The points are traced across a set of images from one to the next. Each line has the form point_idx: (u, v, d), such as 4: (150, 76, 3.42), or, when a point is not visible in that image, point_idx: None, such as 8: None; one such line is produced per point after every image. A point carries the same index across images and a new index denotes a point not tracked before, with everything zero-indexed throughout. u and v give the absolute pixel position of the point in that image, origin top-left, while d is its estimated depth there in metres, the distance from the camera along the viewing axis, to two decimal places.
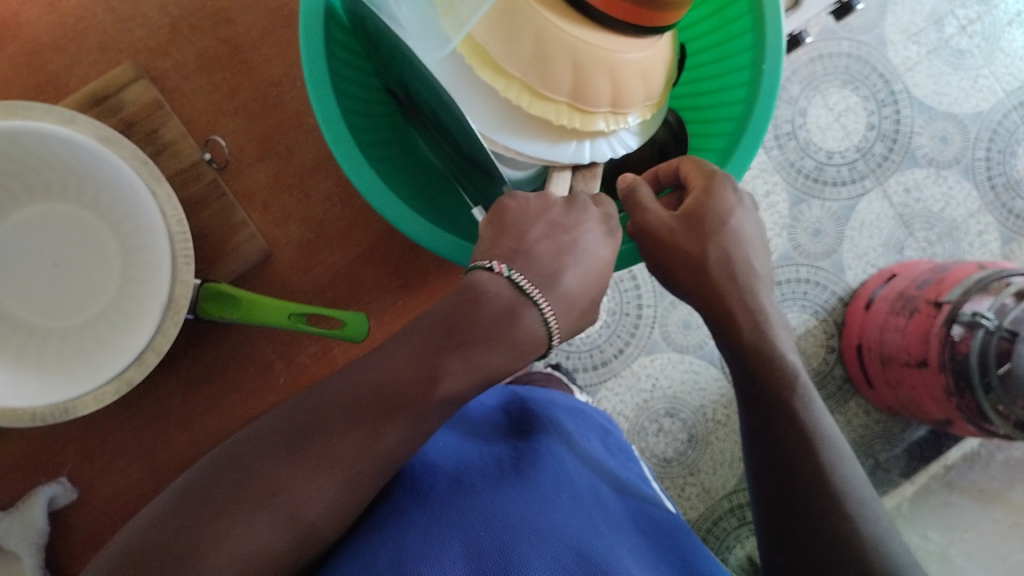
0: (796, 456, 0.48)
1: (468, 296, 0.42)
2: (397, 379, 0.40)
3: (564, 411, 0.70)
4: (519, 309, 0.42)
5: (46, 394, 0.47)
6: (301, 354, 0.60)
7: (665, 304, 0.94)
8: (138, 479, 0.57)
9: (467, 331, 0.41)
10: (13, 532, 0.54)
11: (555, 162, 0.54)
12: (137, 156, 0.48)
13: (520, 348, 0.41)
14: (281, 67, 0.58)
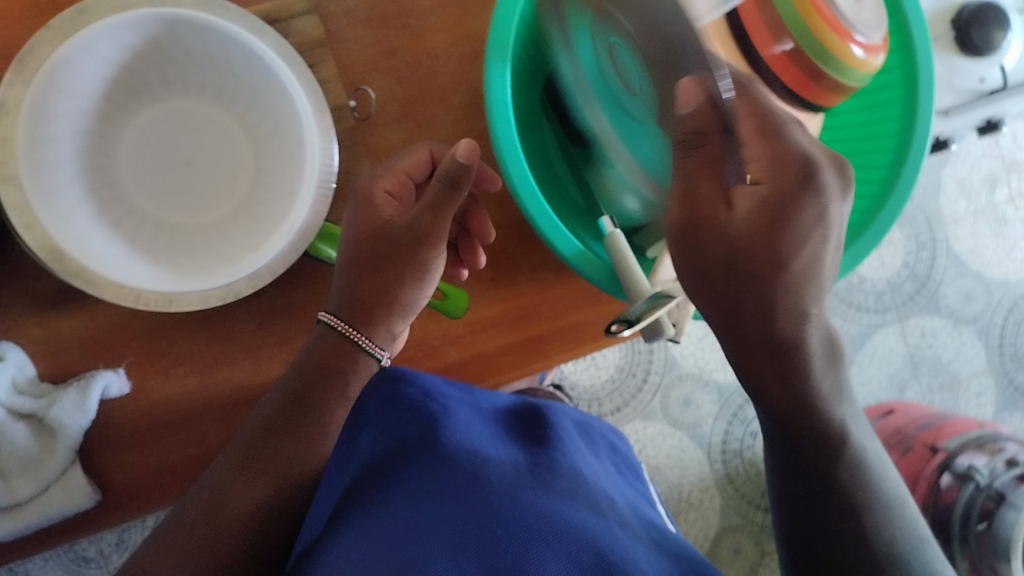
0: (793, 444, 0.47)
1: (321, 344, 0.53)
2: (284, 397, 0.51)
3: (577, 429, 0.68)
4: (340, 346, 0.53)
5: (157, 284, 0.49)
6: None
7: (670, 376, 1.14)
8: (191, 391, 0.57)
9: (320, 356, 0.53)
10: (61, 408, 0.53)
11: None
12: (310, 85, 0.50)
13: (352, 360, 0.54)
14: (441, 42, 0.60)
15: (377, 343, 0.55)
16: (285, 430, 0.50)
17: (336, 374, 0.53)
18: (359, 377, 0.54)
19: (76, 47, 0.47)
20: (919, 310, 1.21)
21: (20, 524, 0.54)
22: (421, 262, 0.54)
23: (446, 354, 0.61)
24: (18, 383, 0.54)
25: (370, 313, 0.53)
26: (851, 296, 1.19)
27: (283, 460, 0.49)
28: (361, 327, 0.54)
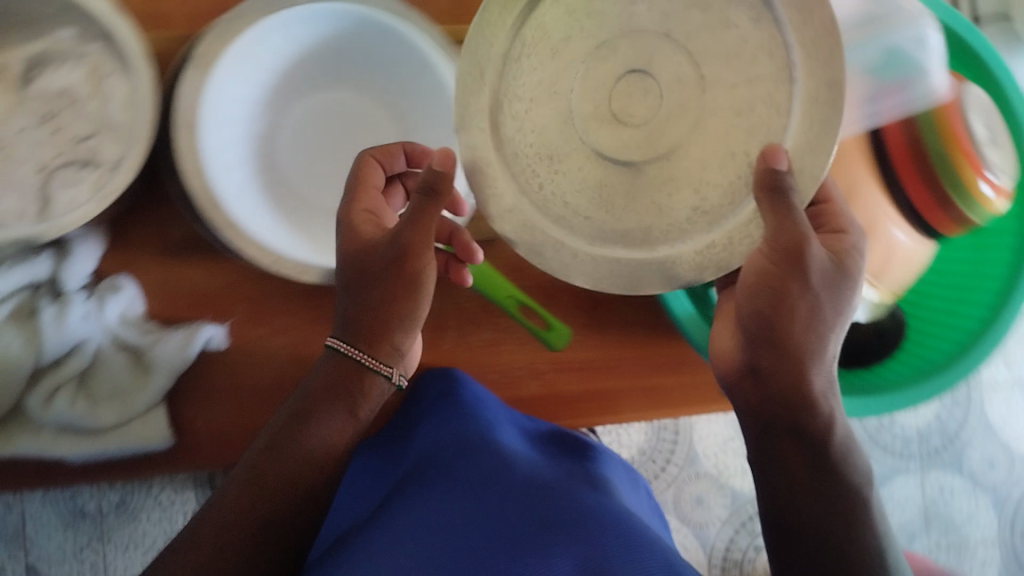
0: (798, 430, 0.48)
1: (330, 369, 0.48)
2: (301, 417, 0.45)
3: (617, 464, 0.70)
4: (343, 370, 0.48)
5: (291, 253, 0.51)
6: (474, 335, 0.62)
7: (688, 470, 1.11)
8: (282, 365, 0.58)
9: (348, 362, 0.48)
10: (165, 348, 0.55)
11: None
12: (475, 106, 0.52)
13: (354, 375, 0.48)
14: None
15: (377, 359, 0.48)
16: (301, 451, 0.44)
17: (335, 391, 0.47)
18: (369, 399, 0.48)
19: (276, 22, 0.50)
20: (941, 465, 1.19)
21: (97, 449, 0.55)
22: (416, 268, 0.48)
23: (526, 387, 0.63)
24: (126, 316, 0.56)
25: (368, 330, 0.48)
26: (878, 435, 1.18)
27: (310, 461, 0.45)
28: (364, 347, 0.48)
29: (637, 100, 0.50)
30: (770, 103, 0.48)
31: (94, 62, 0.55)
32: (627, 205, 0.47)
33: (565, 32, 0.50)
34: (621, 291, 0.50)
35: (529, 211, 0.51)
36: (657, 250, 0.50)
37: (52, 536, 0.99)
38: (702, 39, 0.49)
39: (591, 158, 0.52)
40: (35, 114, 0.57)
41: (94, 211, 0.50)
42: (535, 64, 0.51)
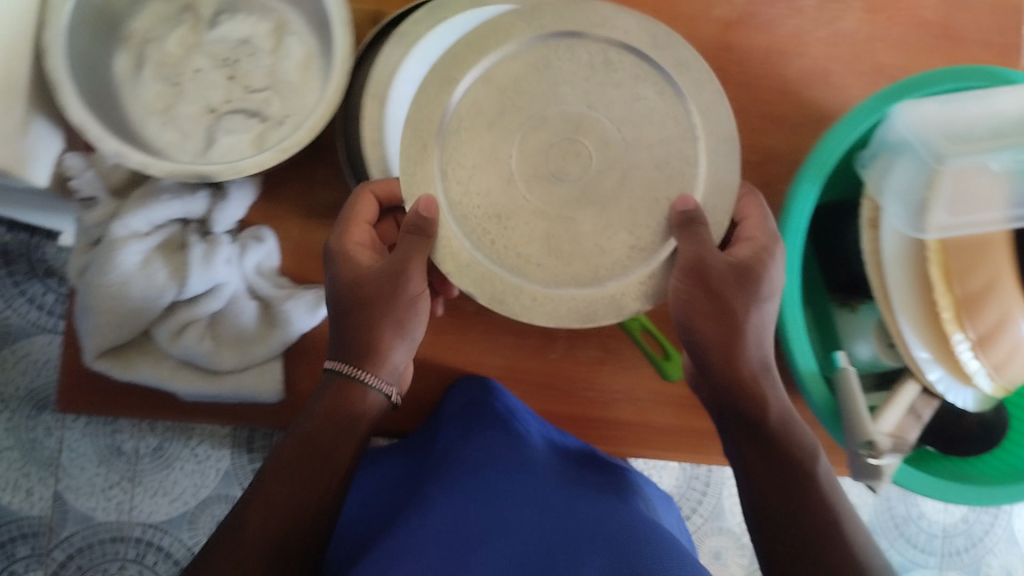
0: (778, 484, 0.47)
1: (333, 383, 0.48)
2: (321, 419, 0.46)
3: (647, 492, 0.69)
4: (348, 387, 0.48)
5: None
6: (581, 350, 0.63)
7: (714, 523, 1.10)
8: None
9: (348, 358, 0.48)
10: (294, 308, 0.56)
11: (918, 369, 0.56)
12: None
13: (352, 397, 0.47)
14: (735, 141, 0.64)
15: (378, 378, 0.49)
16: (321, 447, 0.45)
17: (339, 399, 0.47)
18: (359, 416, 0.48)
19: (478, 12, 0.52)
20: (961, 567, 1.17)
21: (212, 389, 0.56)
22: (401, 303, 0.48)
23: (621, 410, 0.64)
24: (262, 268, 0.58)
25: (356, 344, 0.48)
26: (906, 526, 1.14)
27: (339, 469, 0.46)
28: (369, 369, 0.48)
29: (557, 183, 0.46)
30: (684, 162, 0.46)
31: (279, 21, 0.60)
32: (584, 256, 0.45)
33: (488, 117, 0.46)
34: (577, 324, 0.45)
35: (516, 252, 0.45)
36: (595, 275, 0.45)
37: (84, 468, 0.98)
38: (609, 92, 0.46)
39: (541, 243, 0.45)
40: (210, 59, 0.59)
41: (270, 162, 0.51)
42: (460, 154, 0.46)
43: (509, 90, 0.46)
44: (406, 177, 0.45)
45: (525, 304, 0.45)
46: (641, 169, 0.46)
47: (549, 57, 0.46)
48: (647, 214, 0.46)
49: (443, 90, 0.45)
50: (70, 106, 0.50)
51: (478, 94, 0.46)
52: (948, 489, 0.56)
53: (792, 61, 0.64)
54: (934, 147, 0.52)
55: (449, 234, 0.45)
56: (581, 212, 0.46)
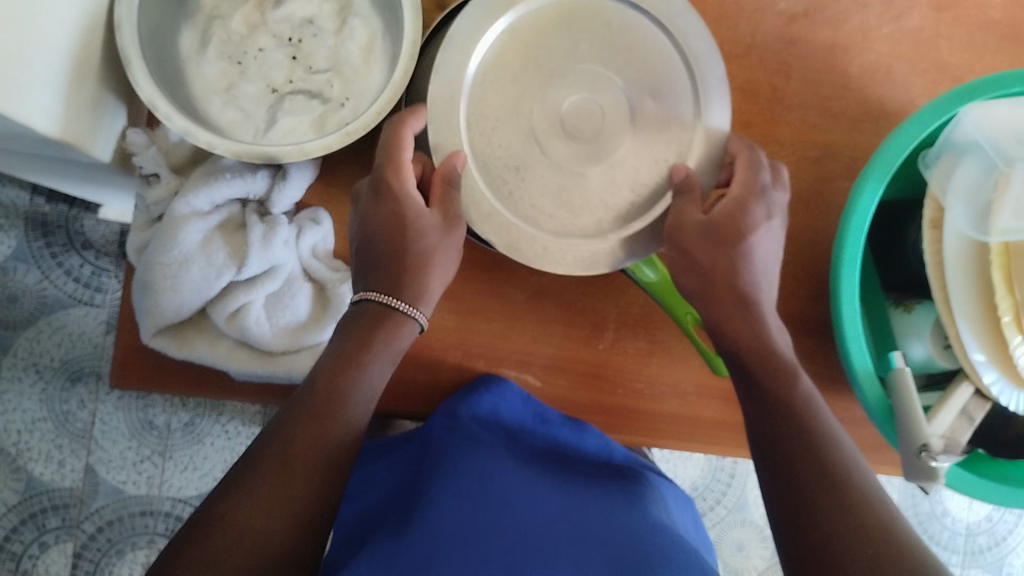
0: (791, 457, 0.44)
1: (370, 321, 0.49)
2: (317, 391, 0.45)
3: (676, 501, 0.66)
4: (388, 321, 0.49)
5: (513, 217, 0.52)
6: (629, 341, 0.63)
7: (737, 515, 1.10)
8: (448, 325, 0.61)
9: (392, 291, 0.50)
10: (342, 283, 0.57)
11: (973, 374, 0.55)
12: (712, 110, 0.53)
13: (383, 320, 0.49)
14: (792, 137, 0.63)
15: (422, 311, 0.50)
16: (314, 416, 0.44)
17: (371, 316, 0.49)
18: (395, 343, 0.49)
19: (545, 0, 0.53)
20: (983, 565, 1.16)
21: (266, 370, 0.56)
22: (440, 240, 0.50)
23: (667, 403, 0.63)
24: (317, 250, 0.58)
25: (397, 281, 0.50)
26: (929, 523, 1.14)
27: (332, 439, 0.43)
28: (406, 300, 0.50)
29: (568, 140, 0.52)
30: (682, 125, 0.53)
31: (345, 1, 0.59)
32: (591, 210, 0.52)
33: (511, 73, 0.52)
34: (581, 272, 0.52)
35: (531, 204, 0.52)
36: (598, 229, 0.52)
37: (116, 441, 0.99)
38: (623, 56, 0.53)
39: (552, 197, 0.52)
40: (274, 38, 0.59)
41: (335, 145, 0.52)
42: (483, 106, 0.52)
43: (532, 50, 0.52)
44: (438, 139, 0.50)
45: (539, 253, 0.51)
46: (643, 130, 0.53)
47: (572, 17, 0.53)
48: (648, 170, 0.53)
49: (472, 45, 0.51)
50: (139, 82, 0.50)
51: (505, 57, 0.52)
52: (990, 489, 0.56)
53: (856, 58, 0.64)
54: (1004, 150, 0.53)
55: (472, 185, 0.51)
56: (591, 169, 0.52)
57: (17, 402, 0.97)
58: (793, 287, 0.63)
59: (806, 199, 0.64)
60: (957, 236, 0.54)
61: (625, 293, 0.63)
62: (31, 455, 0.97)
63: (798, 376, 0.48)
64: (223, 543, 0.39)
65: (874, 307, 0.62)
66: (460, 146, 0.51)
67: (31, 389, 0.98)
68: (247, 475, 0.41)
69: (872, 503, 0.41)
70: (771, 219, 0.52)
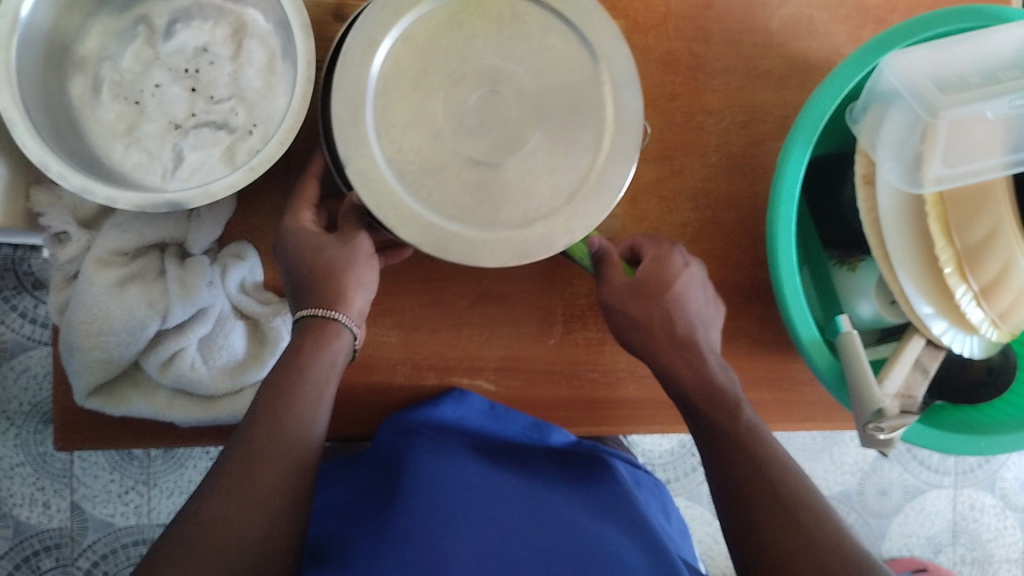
0: (740, 483, 0.44)
1: (311, 334, 0.47)
2: (276, 399, 0.44)
3: (636, 482, 0.67)
4: (320, 332, 0.47)
5: (439, 217, 0.46)
6: (580, 333, 0.62)
7: None
8: (392, 342, 0.59)
9: (331, 297, 0.48)
10: (265, 318, 0.56)
11: (920, 327, 0.54)
12: (629, 71, 0.49)
13: (321, 328, 0.47)
14: (720, 102, 0.62)
15: (346, 314, 0.48)
16: (280, 423, 0.43)
17: (313, 328, 0.48)
18: (329, 349, 0.47)
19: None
20: (976, 483, 1.16)
21: (208, 415, 0.55)
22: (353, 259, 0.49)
23: (624, 390, 0.63)
24: (246, 284, 0.56)
25: (319, 294, 0.48)
26: (918, 448, 1.14)
27: (293, 441, 0.43)
28: (335, 307, 0.48)
29: (477, 136, 0.48)
30: (591, 105, 0.50)
31: (237, 24, 0.58)
32: (513, 202, 0.48)
33: (411, 76, 0.48)
34: (515, 263, 0.47)
35: (451, 204, 0.47)
36: (523, 221, 0.48)
37: (98, 476, 0.97)
38: (520, 45, 0.49)
39: (471, 195, 0.47)
40: (170, 72, 0.57)
41: (242, 182, 0.50)
42: (390, 113, 0.47)
43: (427, 53, 0.48)
44: (348, 153, 0.45)
45: (468, 250, 0.46)
46: (552, 116, 0.49)
47: (462, 14, 0.49)
48: (564, 155, 0.49)
49: (370, 52, 0.46)
50: (26, 143, 0.48)
51: (397, 74, 0.48)
52: (959, 442, 0.55)
53: (776, 12, 0.62)
54: (926, 99, 0.51)
55: (392, 191, 0.46)
56: (505, 161, 0.48)
57: None
58: (738, 256, 0.62)
59: (739, 165, 0.62)
60: (890, 193, 0.53)
61: (569, 285, 0.61)
62: (15, 501, 0.96)
63: (739, 401, 0.48)
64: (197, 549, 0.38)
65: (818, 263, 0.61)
66: (373, 154, 0.46)
67: (4, 435, 0.95)
68: (224, 477, 0.41)
69: (811, 513, 0.42)
70: (691, 264, 0.53)
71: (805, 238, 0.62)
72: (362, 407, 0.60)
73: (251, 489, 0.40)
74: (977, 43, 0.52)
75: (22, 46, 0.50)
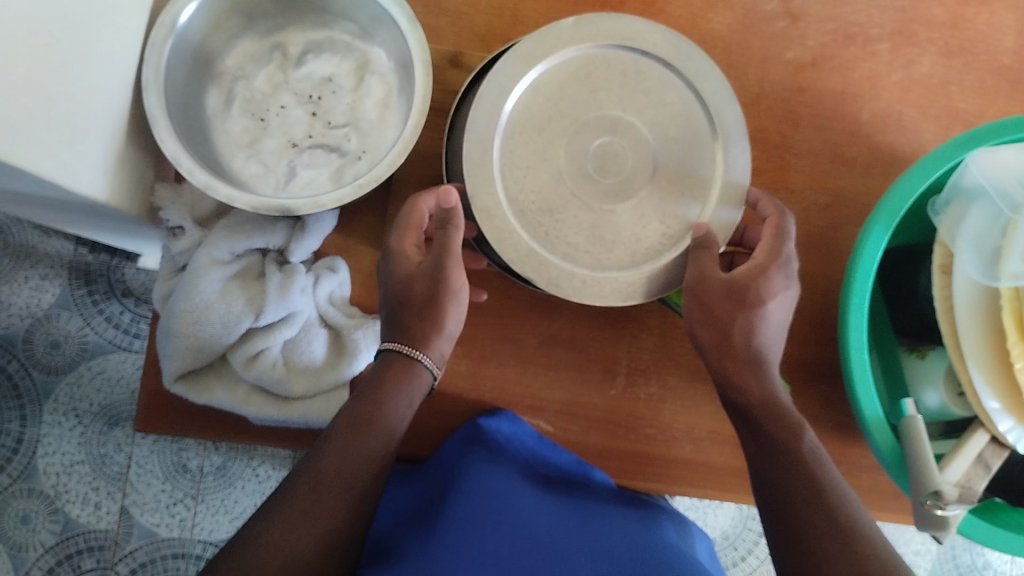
0: (796, 516, 0.45)
1: (394, 370, 0.50)
2: (351, 429, 0.47)
3: (694, 535, 0.67)
4: (403, 367, 0.50)
5: (553, 256, 0.51)
6: (642, 388, 0.63)
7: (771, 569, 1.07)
8: (461, 370, 0.61)
9: (429, 314, 0.51)
10: (345, 337, 0.59)
11: (988, 421, 0.54)
12: (739, 130, 0.53)
13: (403, 366, 0.50)
14: (804, 182, 0.64)
15: (429, 357, 0.51)
16: (350, 449, 0.45)
17: (397, 361, 0.50)
18: (407, 387, 0.50)
19: (576, 51, 0.53)
20: None
21: (280, 415, 0.57)
22: (445, 287, 0.51)
23: (679, 449, 0.64)
24: (334, 298, 0.60)
25: (409, 330, 0.51)
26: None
27: (360, 459, 0.45)
28: (415, 346, 0.51)
29: (596, 179, 0.53)
30: (700, 158, 0.54)
31: (362, 59, 0.63)
32: (623, 243, 0.52)
33: (539, 121, 0.53)
34: (620, 302, 0.51)
35: (565, 242, 0.52)
36: (630, 262, 0.52)
37: (151, 484, 0.99)
38: (641, 100, 0.54)
39: (586, 233, 0.52)
40: (296, 96, 0.62)
41: (349, 197, 0.53)
42: (515, 154, 0.52)
43: (558, 102, 0.53)
44: (474, 190, 0.50)
45: (580, 287, 0.51)
46: (666, 167, 0.54)
47: (594, 67, 0.54)
48: (674, 206, 0.54)
49: (507, 92, 0.51)
50: (163, 139, 0.52)
51: (518, 118, 0.52)
52: (1013, 540, 0.55)
53: (866, 105, 0.65)
54: (1009, 197, 0.53)
55: (511, 227, 0.50)
56: (618, 206, 0.53)
57: (57, 445, 0.98)
58: (805, 332, 0.63)
59: (817, 244, 0.64)
60: (964, 283, 0.54)
61: (636, 338, 0.63)
62: (69, 498, 0.97)
63: (801, 426, 0.49)
64: (251, 563, 0.40)
65: (891, 351, 0.63)
66: (494, 193, 0.50)
67: (70, 432, 0.98)
68: (290, 499, 0.43)
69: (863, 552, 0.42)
70: (789, 288, 0.52)
71: (877, 323, 0.63)
72: (426, 431, 0.62)
73: (313, 513, 0.43)
74: None
75: (174, 54, 0.55)
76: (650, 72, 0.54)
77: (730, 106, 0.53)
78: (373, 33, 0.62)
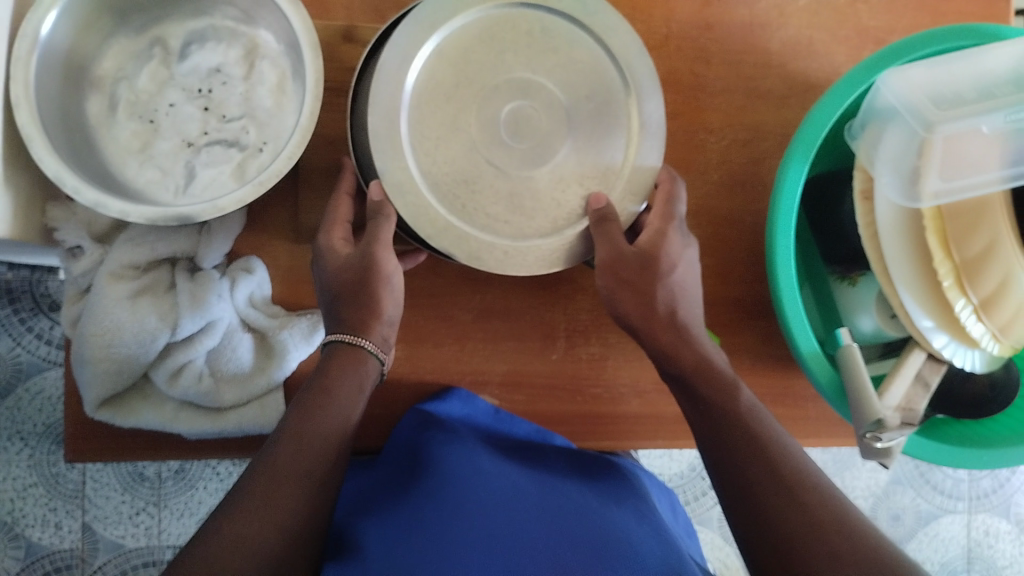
0: (745, 467, 0.45)
1: (340, 362, 0.47)
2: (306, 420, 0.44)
3: (651, 486, 0.68)
4: (347, 358, 0.48)
5: (473, 231, 0.49)
6: (583, 348, 0.62)
7: None
8: (398, 354, 0.60)
9: (364, 302, 0.49)
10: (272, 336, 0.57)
11: (921, 340, 0.55)
12: (651, 77, 0.52)
13: (349, 356, 0.48)
14: (721, 121, 0.63)
15: (370, 340, 0.49)
16: (305, 439, 0.43)
17: (342, 351, 0.48)
18: (355, 377, 0.47)
19: (471, 15, 0.51)
20: (989, 508, 1.14)
21: (214, 426, 0.56)
22: (374, 278, 0.49)
23: (627, 404, 0.63)
24: (254, 299, 0.58)
25: (347, 320, 0.49)
26: (932, 473, 1.13)
27: (316, 451, 0.43)
28: (358, 334, 0.49)
29: (510, 145, 0.51)
30: (614, 113, 0.53)
31: (251, 46, 0.60)
32: (545, 210, 0.51)
33: (446, 89, 0.50)
34: (545, 269, 0.50)
35: (486, 213, 0.50)
36: (554, 228, 0.51)
37: (110, 497, 0.96)
38: (549, 59, 0.52)
39: (506, 204, 0.51)
40: (184, 92, 0.59)
41: (250, 196, 0.51)
42: (424, 127, 0.50)
43: (462, 69, 0.51)
44: (384, 172, 0.48)
45: (501, 259, 0.49)
46: (580, 125, 0.52)
47: (494, 29, 0.51)
48: (592, 164, 0.52)
49: (405, 66, 0.49)
50: (42, 158, 0.49)
51: (423, 90, 0.50)
52: (959, 454, 0.56)
53: (776, 34, 0.64)
54: (921, 114, 0.52)
55: (428, 205, 0.49)
56: (537, 171, 0.51)
57: (5, 470, 0.94)
58: (738, 271, 0.63)
59: (740, 182, 0.63)
60: (886, 206, 0.54)
61: (571, 299, 0.62)
62: (27, 521, 0.94)
63: (736, 384, 0.49)
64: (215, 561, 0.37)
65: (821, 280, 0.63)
66: (407, 168, 0.48)
67: (18, 457, 0.94)
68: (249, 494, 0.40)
69: (816, 506, 0.42)
70: (686, 244, 0.53)
71: (808, 256, 0.63)
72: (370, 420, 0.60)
73: (274, 505, 0.40)
74: (970, 58, 0.53)
75: (42, 65, 0.52)
76: (553, 29, 0.52)
77: (638, 53, 0.52)
78: (256, 16, 0.58)
